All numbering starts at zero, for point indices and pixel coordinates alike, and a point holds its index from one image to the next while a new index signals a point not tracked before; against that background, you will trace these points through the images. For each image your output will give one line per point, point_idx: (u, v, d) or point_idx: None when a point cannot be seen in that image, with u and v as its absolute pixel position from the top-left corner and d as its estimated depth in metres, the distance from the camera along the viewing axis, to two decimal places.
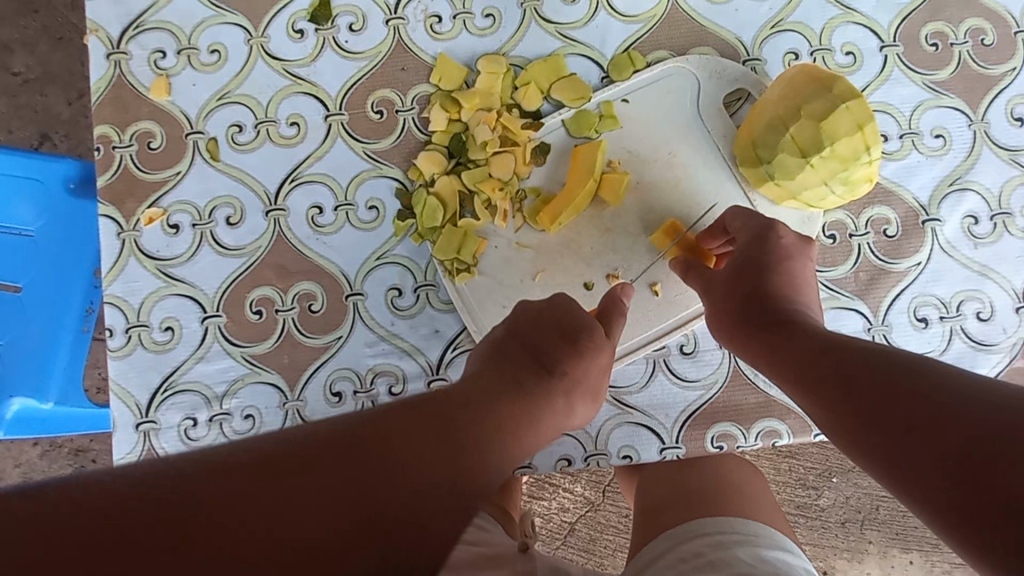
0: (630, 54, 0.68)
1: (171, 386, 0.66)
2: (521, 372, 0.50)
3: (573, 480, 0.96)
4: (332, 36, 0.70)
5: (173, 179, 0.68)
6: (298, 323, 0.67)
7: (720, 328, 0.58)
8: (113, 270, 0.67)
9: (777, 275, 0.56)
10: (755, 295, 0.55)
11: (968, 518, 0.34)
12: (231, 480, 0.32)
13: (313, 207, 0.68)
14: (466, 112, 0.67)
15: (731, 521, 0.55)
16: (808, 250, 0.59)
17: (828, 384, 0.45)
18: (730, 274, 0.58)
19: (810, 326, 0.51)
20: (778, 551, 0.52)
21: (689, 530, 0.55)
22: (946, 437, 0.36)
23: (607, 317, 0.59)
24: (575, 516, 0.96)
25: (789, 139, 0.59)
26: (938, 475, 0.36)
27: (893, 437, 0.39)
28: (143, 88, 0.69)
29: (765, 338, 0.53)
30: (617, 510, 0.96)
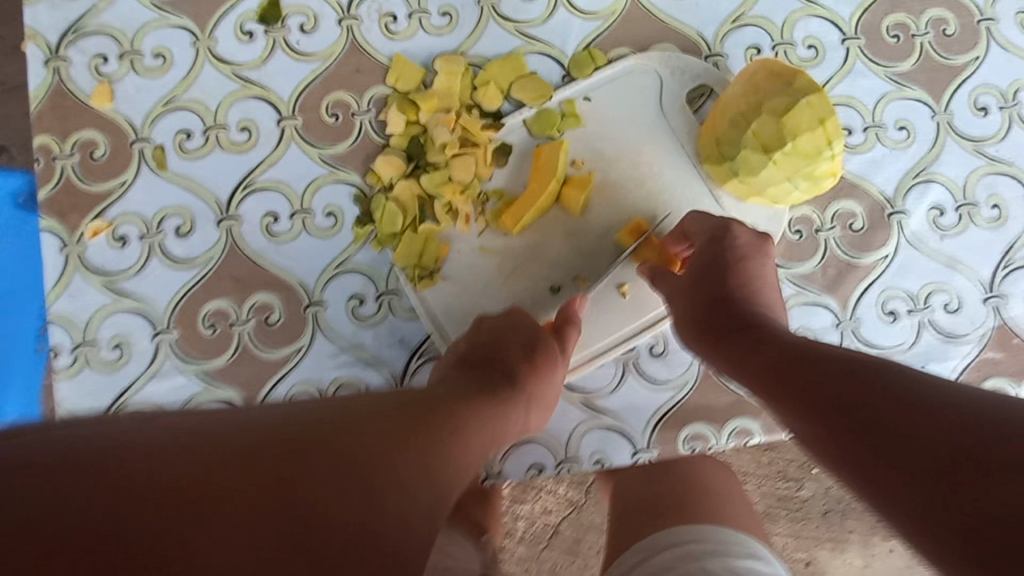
0: (591, 52, 0.67)
1: (123, 407, 0.63)
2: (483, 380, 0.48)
3: (556, 481, 0.94)
4: (284, 37, 0.67)
5: (119, 190, 0.65)
6: (255, 337, 0.64)
7: (686, 330, 0.56)
8: (58, 288, 0.64)
9: (735, 281, 0.56)
10: (716, 302, 0.55)
11: (942, 530, 0.33)
12: (138, 518, 0.29)
13: (268, 216, 0.66)
14: (424, 114, 0.65)
15: (704, 531, 0.54)
16: (765, 248, 0.59)
17: (795, 388, 0.44)
18: (695, 278, 0.56)
19: (772, 331, 0.51)
20: (748, 558, 0.52)
21: (660, 542, 0.54)
22: (919, 445, 0.36)
23: (562, 332, 0.58)
24: (559, 518, 0.94)
25: (751, 135, 0.58)
26: (909, 484, 0.35)
27: (866, 444, 0.38)
28: (84, 96, 0.66)
29: (730, 344, 0.52)
30: (600, 510, 0.95)
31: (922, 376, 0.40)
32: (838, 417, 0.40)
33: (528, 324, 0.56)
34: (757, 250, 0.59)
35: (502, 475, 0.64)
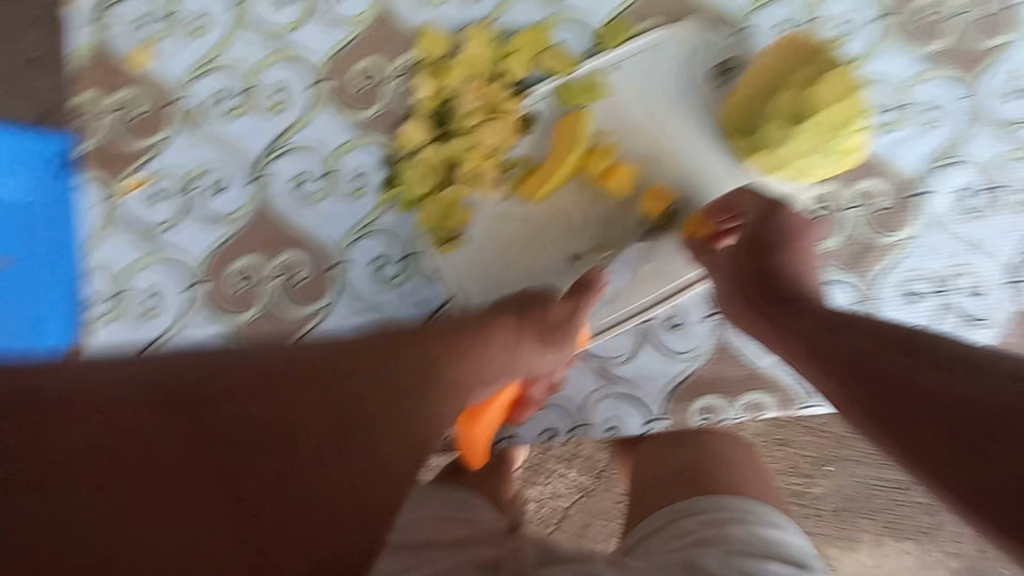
0: (620, 22, 0.67)
1: (156, 353, 0.66)
2: (425, 353, 0.50)
3: (567, 465, 0.95)
4: (319, 2, 0.69)
5: (160, 146, 0.68)
6: (282, 292, 0.66)
7: (727, 303, 0.58)
8: (101, 236, 0.67)
9: (783, 254, 0.57)
10: (762, 275, 0.56)
11: (975, 492, 0.39)
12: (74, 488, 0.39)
13: (298, 176, 0.68)
14: (451, 81, 0.66)
15: (728, 500, 0.51)
16: (808, 233, 0.58)
17: (838, 362, 0.47)
18: (741, 255, 0.57)
19: (814, 303, 0.53)
20: (777, 531, 0.48)
21: (684, 507, 0.52)
22: (955, 414, 0.41)
23: (586, 286, 0.60)
24: (569, 501, 0.95)
25: (776, 108, 0.59)
26: (945, 453, 0.40)
27: (901, 414, 0.43)
28: (128, 56, 0.69)
29: (767, 317, 0.55)
30: (611, 495, 0.95)
31: (949, 347, 0.44)
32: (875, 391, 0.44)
33: (536, 302, 0.58)
34: (808, 230, 0.58)
35: (516, 435, 0.67)
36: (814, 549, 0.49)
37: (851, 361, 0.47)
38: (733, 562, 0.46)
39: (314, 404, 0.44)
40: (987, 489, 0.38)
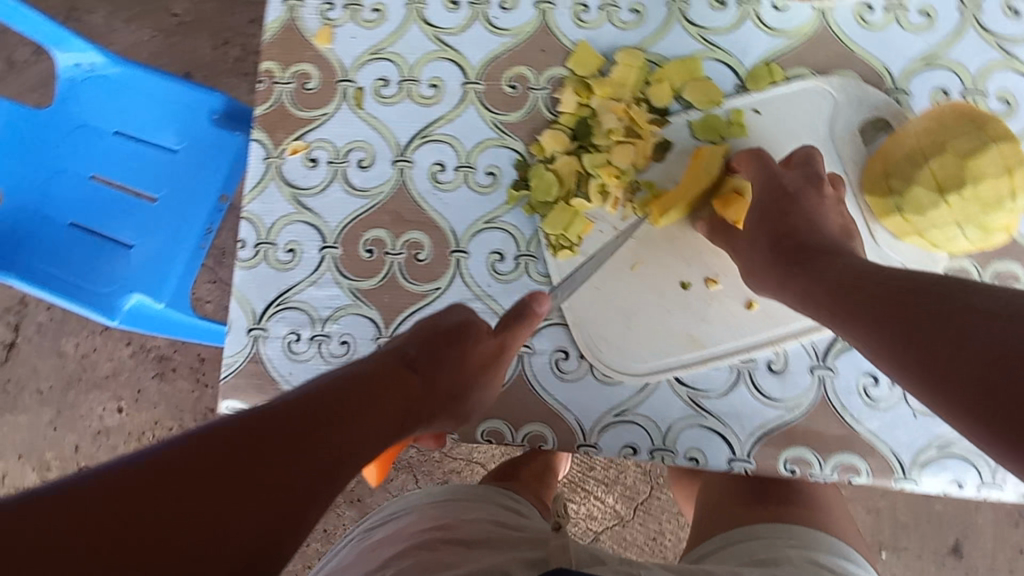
0: (770, 66, 0.69)
1: (284, 302, 0.72)
2: (391, 369, 0.54)
3: (613, 491, 1.28)
4: (484, 11, 0.75)
5: (320, 119, 0.75)
6: (403, 269, 0.72)
7: (754, 270, 0.60)
8: (256, 190, 0.74)
9: (801, 214, 0.59)
10: (784, 237, 0.57)
11: (990, 420, 0.38)
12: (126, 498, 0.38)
13: (436, 164, 0.73)
14: (596, 99, 0.70)
15: (792, 528, 0.57)
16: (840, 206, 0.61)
17: (857, 315, 0.48)
18: (757, 220, 0.60)
19: (849, 261, 0.53)
20: (836, 558, 0.54)
21: (744, 532, 0.58)
22: (969, 338, 0.40)
23: (523, 311, 0.63)
24: (605, 529, 1.27)
25: (927, 173, 0.57)
26: (961, 377, 0.40)
27: (911, 349, 0.43)
28: (310, 35, 0.76)
29: (798, 275, 0.55)
30: (639, 529, 1.27)
31: (982, 286, 0.43)
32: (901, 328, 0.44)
33: (477, 326, 0.61)
34: (816, 201, 0.60)
35: (596, 447, 0.66)
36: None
37: (873, 309, 0.47)
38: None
39: (325, 426, 0.45)
40: (991, 407, 0.38)
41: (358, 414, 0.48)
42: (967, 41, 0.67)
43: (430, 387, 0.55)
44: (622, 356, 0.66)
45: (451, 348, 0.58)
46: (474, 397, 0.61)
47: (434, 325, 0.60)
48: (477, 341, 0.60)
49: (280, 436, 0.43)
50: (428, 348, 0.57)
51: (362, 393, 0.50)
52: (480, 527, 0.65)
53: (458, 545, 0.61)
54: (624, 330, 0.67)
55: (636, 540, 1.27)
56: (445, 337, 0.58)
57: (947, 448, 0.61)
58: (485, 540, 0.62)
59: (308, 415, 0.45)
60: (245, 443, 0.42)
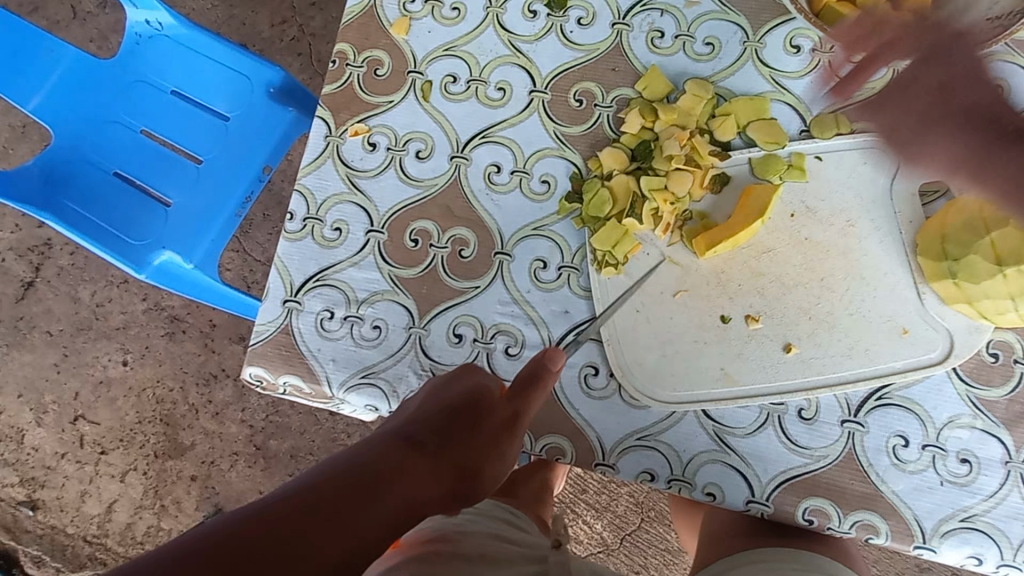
0: (837, 117, 0.70)
1: (322, 278, 0.72)
2: (394, 449, 0.55)
3: (599, 516, 1.26)
4: (561, 24, 0.76)
5: (385, 105, 0.76)
6: (446, 263, 0.72)
7: None
8: (312, 165, 0.75)
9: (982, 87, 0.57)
10: None
11: None
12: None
13: (493, 165, 0.74)
14: (660, 124, 0.71)
15: (796, 553, 0.64)
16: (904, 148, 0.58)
17: None
18: None
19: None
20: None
21: (749, 557, 0.65)
22: None
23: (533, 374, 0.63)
24: (588, 551, 1.27)
25: (987, 243, 0.57)
26: None
27: None
28: (387, 23, 0.78)
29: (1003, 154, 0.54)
30: (625, 557, 1.26)
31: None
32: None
33: (488, 392, 0.62)
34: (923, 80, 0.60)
35: (613, 468, 0.66)
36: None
37: None
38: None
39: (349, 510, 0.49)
40: None
41: (372, 493, 0.51)
42: None
43: (439, 466, 0.56)
44: (653, 381, 0.66)
45: (459, 422, 0.59)
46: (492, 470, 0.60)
47: (441, 397, 0.61)
48: (491, 406, 0.62)
49: (287, 537, 0.46)
50: (432, 423, 0.59)
51: (381, 473, 0.53)
52: None
53: None
54: (657, 355, 0.66)
55: (618, 567, 1.26)
56: (451, 408, 0.60)
57: (970, 522, 0.60)
58: None
59: (329, 492, 0.49)
60: (233, 557, 0.43)
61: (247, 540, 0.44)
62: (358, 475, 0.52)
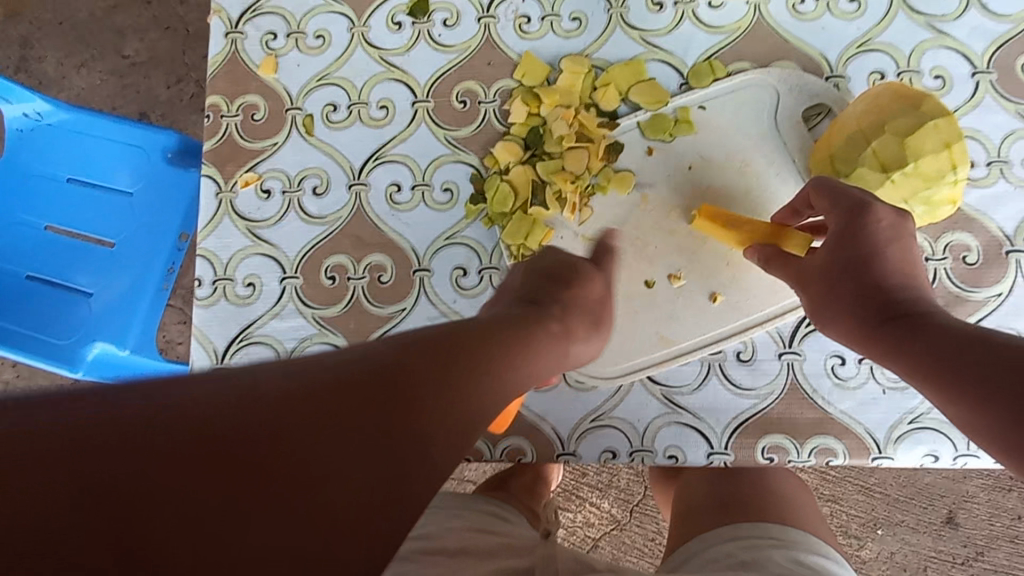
0: (711, 63, 0.70)
1: (246, 338, 0.70)
2: (515, 312, 0.50)
3: (603, 495, 1.26)
4: (428, 30, 0.75)
5: (270, 149, 0.74)
6: (367, 293, 0.71)
7: (839, 316, 0.53)
8: (209, 227, 0.73)
9: (883, 269, 0.52)
10: (872, 290, 0.51)
11: (983, 389, 0.41)
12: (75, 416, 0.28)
13: (392, 185, 0.72)
14: (545, 107, 0.70)
15: (769, 527, 0.55)
16: (906, 227, 0.54)
17: (930, 365, 0.45)
18: (830, 267, 0.54)
19: (939, 319, 0.47)
20: (817, 556, 0.53)
21: (724, 533, 0.56)
22: (978, 356, 0.43)
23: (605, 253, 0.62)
24: (600, 532, 1.26)
25: (870, 153, 0.58)
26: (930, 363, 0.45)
27: (974, 380, 0.42)
28: (254, 65, 0.76)
29: (883, 334, 0.49)
30: (637, 531, 1.25)
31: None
32: (979, 377, 0.42)
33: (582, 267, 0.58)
34: (904, 234, 0.54)
35: (576, 455, 0.66)
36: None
37: (939, 357, 0.44)
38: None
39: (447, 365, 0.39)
40: (987, 376, 0.41)
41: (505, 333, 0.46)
42: (897, 23, 0.69)
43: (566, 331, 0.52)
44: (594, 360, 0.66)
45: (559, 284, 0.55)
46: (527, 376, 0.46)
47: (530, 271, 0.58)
48: (586, 281, 0.57)
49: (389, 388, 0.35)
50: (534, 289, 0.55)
51: (441, 346, 0.41)
52: (463, 535, 0.63)
53: (441, 555, 0.59)
54: None
55: (632, 540, 1.25)
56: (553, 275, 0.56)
57: (919, 422, 0.62)
58: (466, 548, 0.61)
59: (427, 349, 0.39)
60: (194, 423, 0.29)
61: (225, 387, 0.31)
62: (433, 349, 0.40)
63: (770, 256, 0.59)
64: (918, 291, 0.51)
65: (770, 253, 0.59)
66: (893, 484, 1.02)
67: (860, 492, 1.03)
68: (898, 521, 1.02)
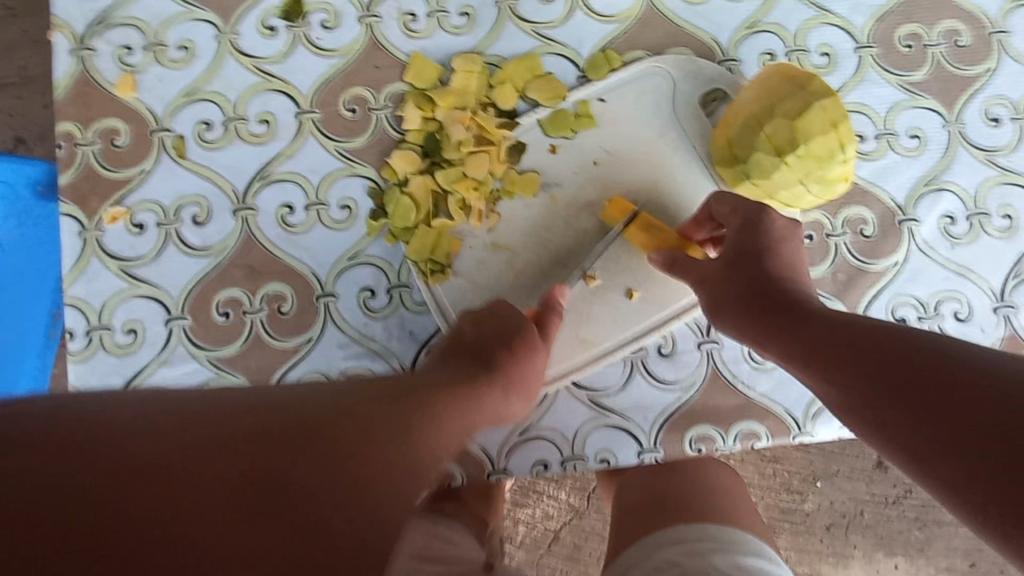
0: (607, 54, 0.68)
1: (133, 391, 0.63)
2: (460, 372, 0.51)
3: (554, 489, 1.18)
4: (306, 33, 0.69)
5: (138, 178, 0.66)
6: (267, 325, 0.65)
7: (725, 311, 0.55)
8: (75, 271, 0.65)
9: (776, 262, 0.54)
10: (761, 282, 0.53)
11: (869, 372, 0.42)
12: None
13: (284, 207, 0.66)
14: (440, 111, 0.66)
15: (708, 529, 0.54)
16: (798, 232, 0.57)
17: (819, 351, 0.46)
18: (725, 263, 0.55)
19: (818, 308, 0.50)
20: (754, 558, 0.52)
21: (665, 538, 0.55)
22: (868, 344, 0.44)
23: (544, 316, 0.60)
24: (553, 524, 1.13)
25: (764, 138, 0.58)
26: (821, 348, 0.47)
27: (864, 366, 0.43)
28: (109, 85, 0.67)
29: (772, 320, 0.51)
30: None
31: (964, 344, 0.41)
32: (863, 361, 0.43)
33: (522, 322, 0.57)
34: (792, 235, 0.56)
35: (507, 471, 0.63)
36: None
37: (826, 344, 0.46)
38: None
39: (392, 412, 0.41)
40: (876, 362, 0.43)
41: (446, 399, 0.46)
42: (783, 3, 0.70)
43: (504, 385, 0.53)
44: None
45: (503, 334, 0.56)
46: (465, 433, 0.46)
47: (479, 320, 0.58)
48: (527, 346, 0.56)
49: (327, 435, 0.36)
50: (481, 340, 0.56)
51: (380, 405, 0.40)
52: None
53: None
54: None
55: (597, 528, 1.05)
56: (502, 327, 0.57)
57: None
58: None
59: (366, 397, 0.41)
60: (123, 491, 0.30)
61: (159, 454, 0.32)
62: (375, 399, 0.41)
63: (672, 262, 0.59)
64: (804, 285, 0.53)
65: (675, 253, 0.59)
66: (827, 438, 1.02)
67: (799, 450, 1.02)
68: (835, 472, 1.02)
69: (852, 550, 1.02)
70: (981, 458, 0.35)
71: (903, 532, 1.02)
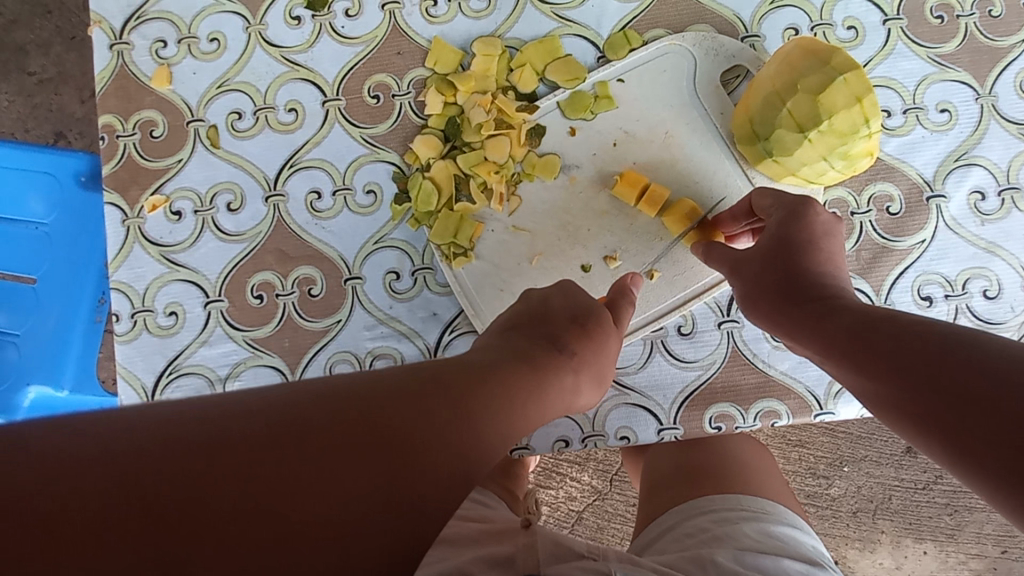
0: (626, 33, 0.68)
1: (175, 370, 0.67)
2: (535, 350, 0.48)
3: (580, 469, 1.07)
4: (329, 22, 0.70)
5: (175, 166, 0.69)
6: (298, 307, 0.68)
7: (755, 304, 0.54)
8: (118, 257, 0.68)
9: (813, 256, 0.53)
10: (790, 277, 0.52)
11: (893, 370, 0.40)
12: None
13: (312, 192, 0.69)
14: (461, 95, 0.67)
15: (740, 499, 0.55)
16: (837, 229, 0.57)
17: (848, 346, 0.44)
18: (762, 254, 0.54)
19: (852, 303, 0.48)
20: (785, 526, 0.53)
21: (696, 507, 0.55)
22: (900, 339, 0.41)
23: (616, 306, 0.59)
24: (583, 504, 1.07)
25: (785, 115, 0.58)
26: (845, 343, 0.45)
27: (888, 363, 0.41)
28: (145, 78, 0.70)
29: (797, 313, 0.50)
30: (623, 498, 1.07)
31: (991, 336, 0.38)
32: (893, 356, 0.41)
33: (595, 310, 0.56)
34: (835, 230, 0.56)
35: (529, 448, 0.65)
36: (825, 549, 0.53)
37: (853, 338, 0.44)
38: (746, 557, 0.48)
39: (474, 386, 0.40)
40: (902, 358, 0.40)
41: (519, 382, 0.44)
42: None
43: (576, 367, 0.50)
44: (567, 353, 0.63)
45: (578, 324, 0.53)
46: (531, 419, 0.43)
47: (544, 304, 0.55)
48: (602, 321, 0.55)
49: (423, 397, 0.36)
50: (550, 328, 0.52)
51: (462, 380, 0.40)
52: None
53: None
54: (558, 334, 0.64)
55: (620, 509, 1.07)
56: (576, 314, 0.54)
57: None
58: None
59: (452, 372, 0.40)
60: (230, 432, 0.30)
61: (261, 403, 0.32)
62: (460, 371, 0.41)
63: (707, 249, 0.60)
64: (841, 282, 0.52)
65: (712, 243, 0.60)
66: (855, 421, 1.01)
67: (824, 434, 1.01)
68: (862, 456, 1.00)
69: (879, 535, 1.01)
70: (987, 456, 0.34)
71: (933, 517, 1.01)
